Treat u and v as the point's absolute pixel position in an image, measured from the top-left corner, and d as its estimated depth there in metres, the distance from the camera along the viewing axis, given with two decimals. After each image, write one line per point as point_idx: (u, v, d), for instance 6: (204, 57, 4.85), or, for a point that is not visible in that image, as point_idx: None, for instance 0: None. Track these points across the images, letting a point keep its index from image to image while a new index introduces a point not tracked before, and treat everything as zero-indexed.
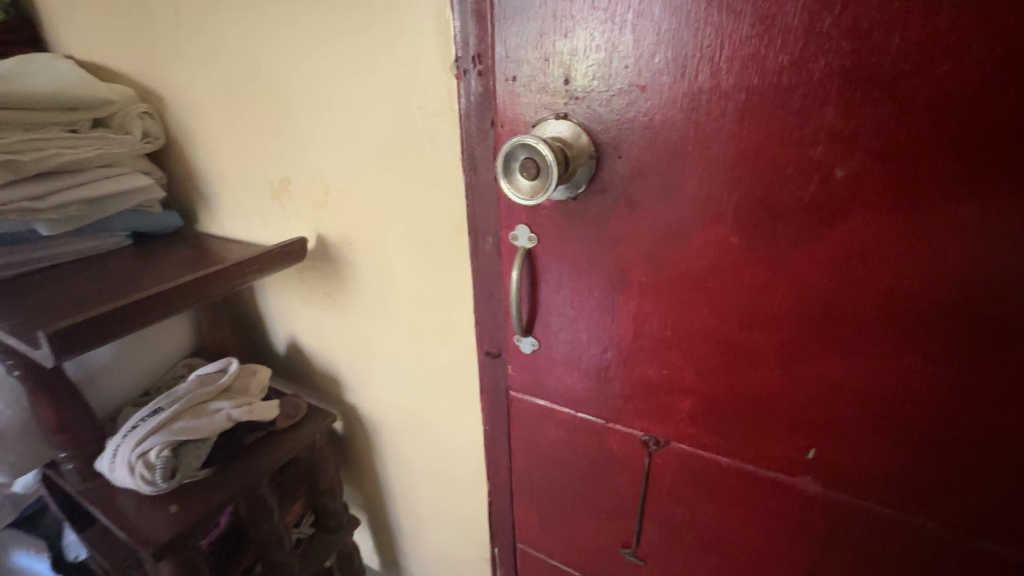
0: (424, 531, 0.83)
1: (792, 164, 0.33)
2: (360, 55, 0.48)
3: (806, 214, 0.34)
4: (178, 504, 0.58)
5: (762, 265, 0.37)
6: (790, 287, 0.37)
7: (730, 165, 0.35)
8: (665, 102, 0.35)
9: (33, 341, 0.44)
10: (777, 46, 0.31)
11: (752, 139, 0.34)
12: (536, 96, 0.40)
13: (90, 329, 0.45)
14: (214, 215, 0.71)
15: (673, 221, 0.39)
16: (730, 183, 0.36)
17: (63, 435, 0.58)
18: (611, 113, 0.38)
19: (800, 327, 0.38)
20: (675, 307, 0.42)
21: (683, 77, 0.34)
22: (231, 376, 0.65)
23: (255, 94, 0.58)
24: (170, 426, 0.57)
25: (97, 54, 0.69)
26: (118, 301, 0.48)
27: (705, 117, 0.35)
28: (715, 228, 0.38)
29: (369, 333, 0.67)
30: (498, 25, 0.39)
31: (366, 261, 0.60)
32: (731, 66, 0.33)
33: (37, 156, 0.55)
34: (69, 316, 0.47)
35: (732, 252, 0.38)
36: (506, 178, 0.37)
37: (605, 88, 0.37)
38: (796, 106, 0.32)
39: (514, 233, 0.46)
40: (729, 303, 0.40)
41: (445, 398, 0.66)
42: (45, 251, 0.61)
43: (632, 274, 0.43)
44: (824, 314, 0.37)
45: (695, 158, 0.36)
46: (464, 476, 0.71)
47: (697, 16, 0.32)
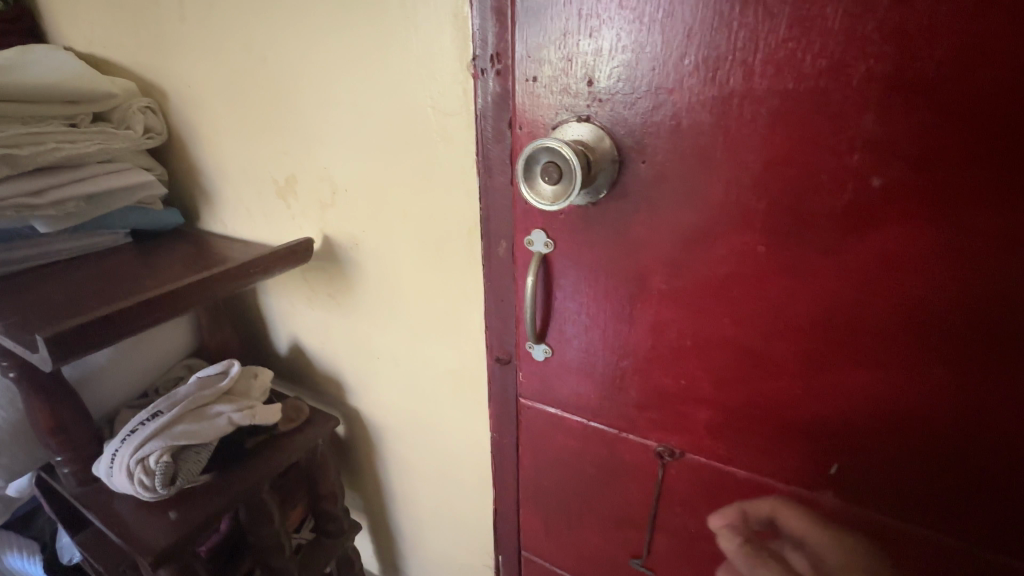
0: (426, 537, 0.81)
1: (826, 172, 0.32)
2: (372, 51, 0.46)
3: (837, 224, 0.33)
4: (178, 510, 0.57)
5: (789, 275, 0.36)
6: (816, 298, 0.36)
7: (760, 172, 0.34)
8: (692, 107, 0.34)
9: (31, 343, 0.43)
10: (815, 50, 0.30)
11: (784, 146, 0.33)
12: (557, 98, 0.39)
13: (91, 331, 0.43)
14: (217, 212, 0.70)
15: (698, 229, 0.38)
16: (758, 191, 0.35)
17: (58, 438, 0.57)
18: (635, 117, 0.36)
19: (825, 340, 0.37)
20: (695, 317, 0.41)
21: (713, 80, 0.33)
22: (232, 378, 0.64)
23: (260, 90, 0.56)
24: (170, 431, 0.56)
25: (98, 46, 0.67)
26: (119, 303, 0.47)
27: (735, 122, 0.33)
28: (742, 237, 0.36)
29: (374, 337, 0.65)
30: (520, 23, 0.38)
31: (373, 262, 0.59)
32: (765, 70, 0.31)
33: (36, 151, 0.54)
34: (67, 318, 0.46)
35: (758, 261, 0.37)
36: (527, 182, 0.36)
37: (630, 90, 0.36)
38: (833, 112, 0.31)
39: (530, 238, 0.45)
40: (753, 313, 0.39)
41: (451, 404, 0.64)
42: (43, 249, 0.59)
43: (651, 282, 0.41)
44: (850, 326, 0.36)
45: (723, 164, 0.35)
46: (469, 482, 0.70)
47: (731, 17, 0.31)
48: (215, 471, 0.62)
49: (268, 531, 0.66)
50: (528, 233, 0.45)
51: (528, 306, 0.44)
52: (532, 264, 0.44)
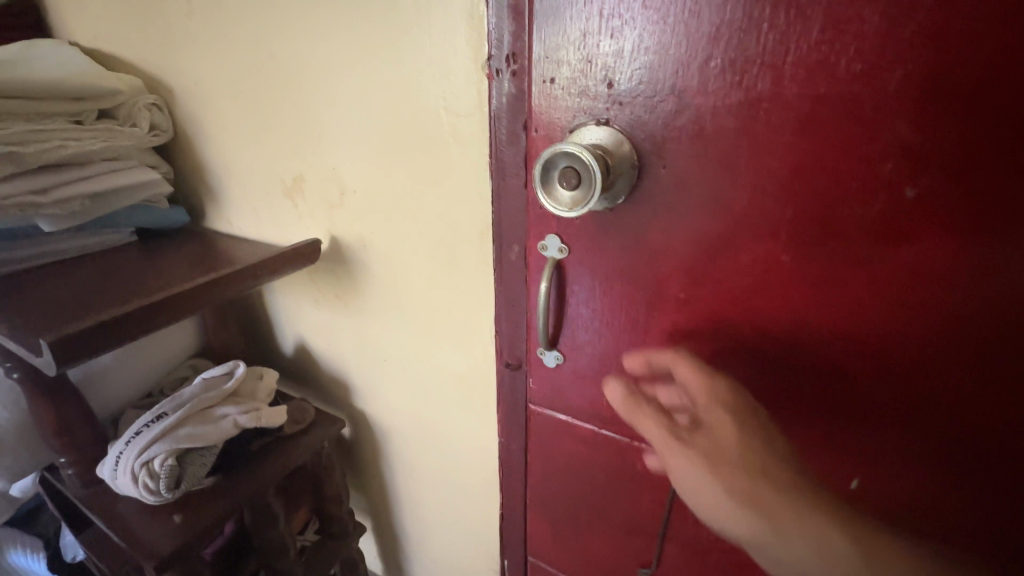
0: (430, 540, 0.81)
1: (857, 180, 0.31)
2: (384, 50, 0.45)
3: (866, 234, 0.32)
4: (182, 514, 0.56)
5: (814, 286, 0.35)
6: (841, 310, 0.35)
7: (787, 180, 0.33)
8: (717, 111, 0.33)
9: (35, 346, 0.42)
10: (849, 54, 0.29)
11: (813, 153, 0.31)
12: (575, 100, 0.38)
13: (95, 335, 0.43)
14: (223, 211, 0.69)
15: (719, 237, 0.36)
16: (784, 199, 0.33)
17: (63, 440, 0.56)
18: (657, 121, 0.35)
19: (850, 353, 0.36)
20: (714, 327, 0.40)
21: (741, 84, 0.32)
22: (238, 380, 0.63)
23: (268, 87, 0.55)
24: (175, 433, 0.55)
25: (104, 41, 0.66)
26: (124, 305, 0.46)
27: (761, 128, 0.32)
28: (766, 246, 0.35)
29: (381, 339, 0.65)
30: (538, 23, 0.37)
31: (381, 264, 0.58)
32: (795, 74, 0.30)
33: (41, 148, 0.53)
34: (71, 320, 0.45)
35: (782, 271, 0.36)
36: (544, 188, 0.35)
37: (652, 94, 0.35)
38: (866, 119, 0.29)
39: (544, 243, 0.44)
40: (774, 324, 0.38)
41: (458, 408, 0.63)
42: (48, 248, 0.59)
43: (669, 291, 0.40)
44: (877, 339, 0.34)
45: (747, 171, 0.34)
46: (475, 486, 0.69)
47: (762, 18, 0.30)
48: (221, 473, 0.61)
49: (273, 533, 0.66)
50: (542, 238, 0.44)
51: (541, 313, 0.43)
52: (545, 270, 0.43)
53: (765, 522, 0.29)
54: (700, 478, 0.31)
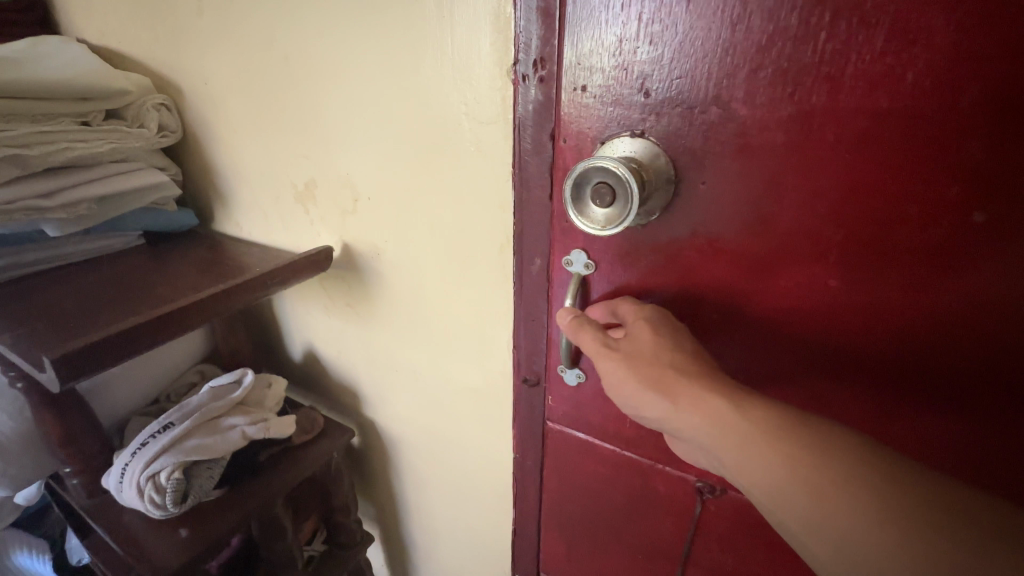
0: (439, 550, 0.79)
1: (916, 204, 0.29)
2: (403, 51, 0.43)
3: (924, 262, 0.30)
4: (189, 528, 0.54)
5: (863, 313, 0.32)
6: (894, 342, 0.32)
7: (838, 200, 0.30)
8: (764, 125, 0.31)
9: (38, 361, 0.40)
10: (918, 66, 0.26)
11: (868, 172, 0.29)
12: (607, 110, 0.35)
13: (101, 349, 0.41)
14: (232, 214, 0.67)
15: (760, 258, 0.34)
16: (834, 220, 0.31)
17: (68, 449, 0.55)
18: (696, 134, 0.33)
19: (900, 388, 0.33)
20: (750, 352, 0.38)
21: (792, 97, 0.29)
22: (246, 389, 0.61)
23: (281, 89, 0.53)
24: (181, 445, 0.54)
25: (112, 39, 0.64)
26: (130, 318, 0.44)
27: (813, 143, 0.30)
28: (811, 269, 0.33)
29: (393, 348, 0.63)
30: (570, 27, 0.34)
31: (395, 274, 0.56)
32: (854, 87, 0.28)
33: (45, 150, 0.51)
34: (77, 334, 0.43)
35: (828, 297, 0.33)
36: (574, 205, 0.33)
37: (692, 104, 0.32)
38: (931, 137, 0.27)
39: (569, 258, 0.42)
40: (816, 353, 0.35)
41: (472, 421, 0.62)
42: (53, 252, 0.57)
43: (701, 312, 0.38)
44: (932, 375, 0.32)
45: (794, 190, 0.31)
46: (487, 500, 0.68)
47: (819, 26, 0.27)
48: (228, 484, 0.60)
49: (281, 545, 0.64)
50: (566, 252, 0.42)
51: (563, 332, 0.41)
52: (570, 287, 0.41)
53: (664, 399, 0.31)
54: (617, 372, 0.33)
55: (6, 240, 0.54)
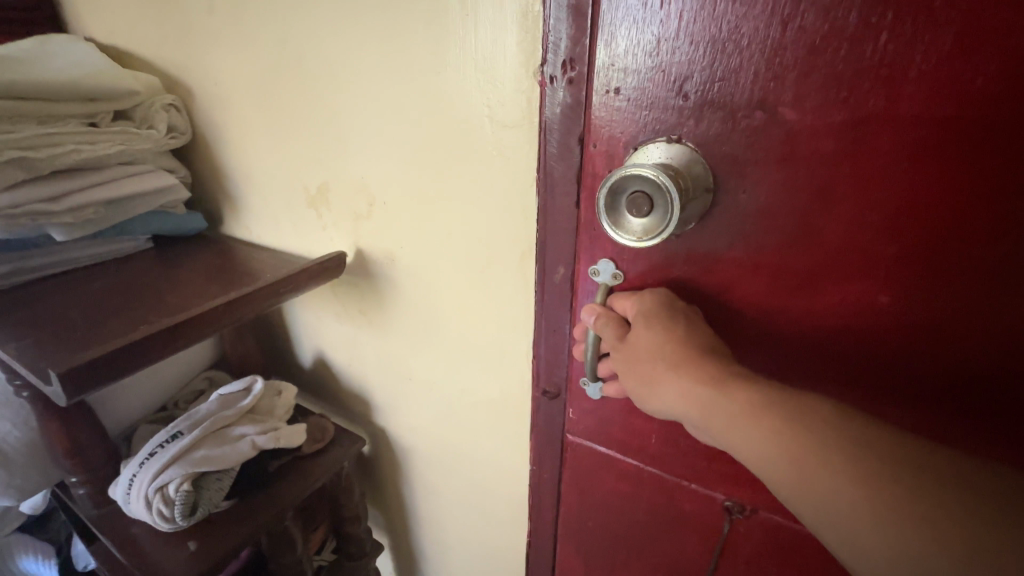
0: (450, 561, 0.78)
1: (981, 217, 0.26)
2: (424, 51, 0.42)
3: (991, 280, 0.27)
4: (198, 541, 0.53)
5: (916, 333, 0.30)
6: (954, 366, 0.30)
7: (892, 211, 0.28)
8: (814, 132, 0.29)
9: (44, 373, 0.39)
10: (989, 69, 0.24)
11: (928, 182, 0.27)
12: (642, 114, 0.34)
13: (110, 360, 0.40)
14: (242, 218, 0.65)
15: (803, 272, 0.32)
16: (888, 234, 0.29)
17: (75, 459, 0.53)
18: (739, 140, 0.31)
19: (957, 418, 0.30)
20: (789, 372, 0.35)
21: (846, 101, 0.27)
22: (255, 397, 0.60)
23: (294, 90, 0.52)
24: (190, 456, 0.52)
25: (121, 38, 0.63)
26: (138, 329, 0.43)
27: (867, 151, 0.28)
28: (859, 285, 0.31)
29: (406, 356, 0.61)
30: (604, 26, 0.33)
31: (410, 281, 0.54)
32: (917, 91, 0.26)
33: (52, 153, 0.50)
34: (85, 344, 0.42)
35: (877, 315, 0.31)
36: (611, 214, 0.32)
37: (735, 108, 0.30)
38: (1002, 146, 0.25)
39: (596, 268, 0.40)
40: (862, 374, 0.33)
41: (487, 431, 0.60)
42: (60, 257, 0.55)
43: (738, 327, 0.36)
44: (993, 404, 0.29)
45: (844, 200, 0.29)
46: (501, 512, 0.66)
47: (880, 26, 0.25)
48: (238, 495, 0.58)
49: (290, 557, 0.63)
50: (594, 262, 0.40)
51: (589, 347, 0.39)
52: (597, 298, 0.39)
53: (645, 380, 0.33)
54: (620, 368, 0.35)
55: (12, 245, 0.53)
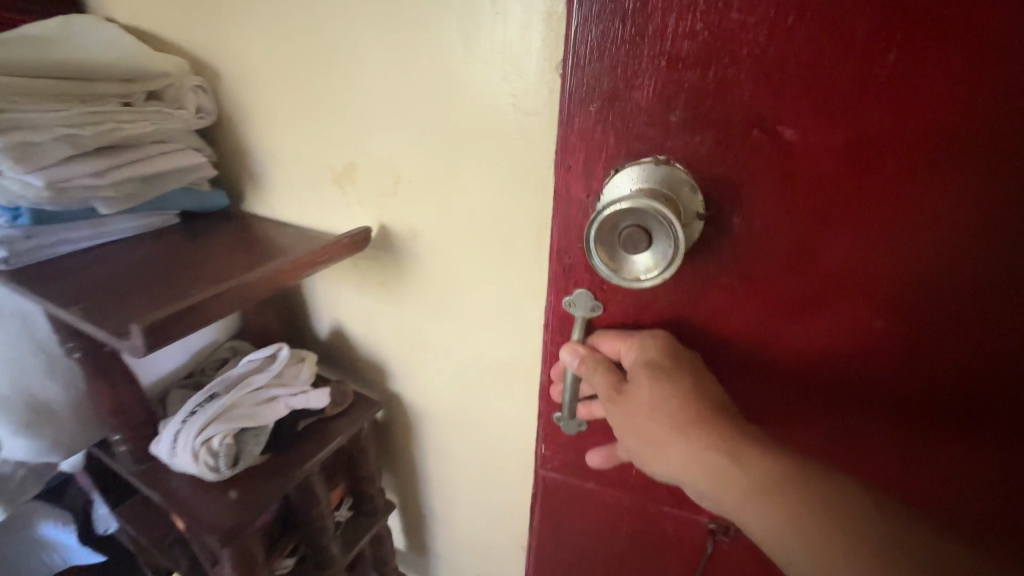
0: (458, 516, 0.85)
1: (944, 239, 0.31)
2: (455, 45, 0.46)
3: (963, 297, 0.32)
4: (238, 490, 0.58)
5: (887, 335, 0.36)
6: (922, 364, 0.35)
7: (872, 232, 0.33)
8: (814, 156, 0.32)
9: (119, 331, 0.43)
10: (961, 113, 0.28)
11: (902, 208, 0.31)
12: (633, 126, 0.36)
13: (174, 321, 0.44)
14: (264, 195, 0.69)
15: (789, 280, 0.37)
16: (877, 252, 0.33)
17: (119, 417, 0.58)
18: (732, 159, 0.34)
19: (910, 402, 0.37)
20: (770, 364, 0.40)
21: (837, 130, 0.31)
22: (283, 362, 0.64)
23: (325, 77, 0.56)
24: (229, 413, 0.57)
25: (145, 19, 0.65)
26: (193, 297, 0.46)
27: (853, 177, 0.32)
28: (841, 293, 0.35)
29: (423, 325, 0.66)
30: (603, 37, 0.34)
31: (430, 254, 0.59)
32: (900, 125, 0.30)
33: (96, 131, 0.53)
34: (149, 308, 0.46)
35: (854, 320, 0.36)
36: (610, 238, 0.35)
37: (725, 124, 0.33)
38: (964, 180, 0.30)
39: (572, 300, 0.44)
40: (838, 369, 0.38)
41: (498, 392, 0.66)
42: (100, 229, 0.59)
43: (725, 324, 0.40)
44: (941, 392, 0.35)
45: (829, 219, 0.34)
46: (509, 467, 0.72)
47: (875, 64, 0.29)
48: (271, 451, 0.63)
49: (315, 510, 0.69)
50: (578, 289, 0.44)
51: (568, 385, 0.44)
52: (575, 329, 0.45)
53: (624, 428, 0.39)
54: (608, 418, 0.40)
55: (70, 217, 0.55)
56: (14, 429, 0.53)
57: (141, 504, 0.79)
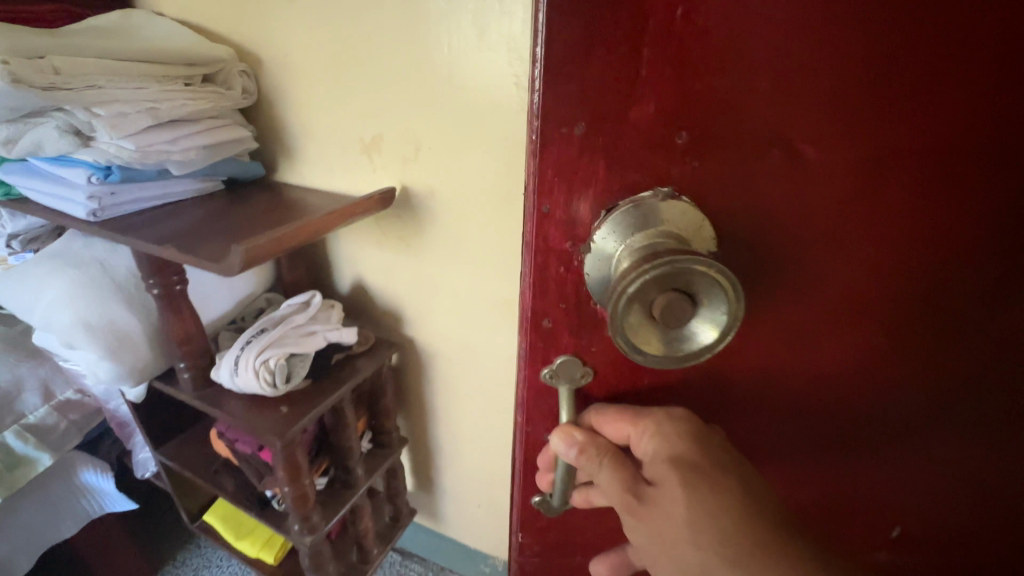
0: (463, 448, 0.98)
1: (942, 249, 0.32)
2: (472, 36, 0.60)
3: (941, 300, 0.34)
4: (288, 407, 0.71)
5: (888, 348, 0.36)
6: (912, 369, 0.36)
7: (878, 252, 0.32)
8: (825, 178, 0.30)
9: (216, 259, 0.54)
10: (958, 128, 0.29)
11: (907, 225, 0.32)
12: (631, 151, 0.30)
13: (261, 252, 0.54)
14: (296, 165, 0.80)
15: (799, 310, 0.35)
16: (874, 271, 0.33)
17: (185, 347, 0.68)
18: (741, 185, 0.31)
19: (901, 407, 0.38)
20: (772, 396, 0.38)
21: (855, 145, 0.29)
22: (317, 304, 0.76)
23: (359, 62, 0.68)
24: (281, 341, 0.69)
25: (191, 12, 0.75)
26: (268, 236, 0.56)
27: (866, 197, 0.31)
28: (848, 315, 0.35)
29: (437, 272, 0.79)
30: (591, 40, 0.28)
31: (445, 210, 0.72)
32: (914, 140, 0.29)
33: (170, 105, 0.64)
34: (233, 244, 0.57)
35: (856, 338, 0.36)
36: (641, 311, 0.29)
37: (740, 144, 0.29)
38: (959, 189, 0.30)
39: (555, 369, 0.38)
40: (837, 389, 0.38)
41: (501, 327, 0.79)
42: (165, 189, 0.69)
43: (726, 366, 0.37)
44: (929, 394, 0.37)
45: (839, 244, 0.32)
46: (509, 394, 0.86)
47: (892, 79, 0.27)
48: (311, 378, 0.75)
49: (345, 434, 0.81)
50: (562, 347, 0.37)
51: (561, 474, 0.39)
52: (563, 406, 0.38)
53: (651, 537, 0.36)
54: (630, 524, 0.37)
55: (144, 177, 0.65)
56: (101, 353, 0.64)
57: (179, 445, 0.88)
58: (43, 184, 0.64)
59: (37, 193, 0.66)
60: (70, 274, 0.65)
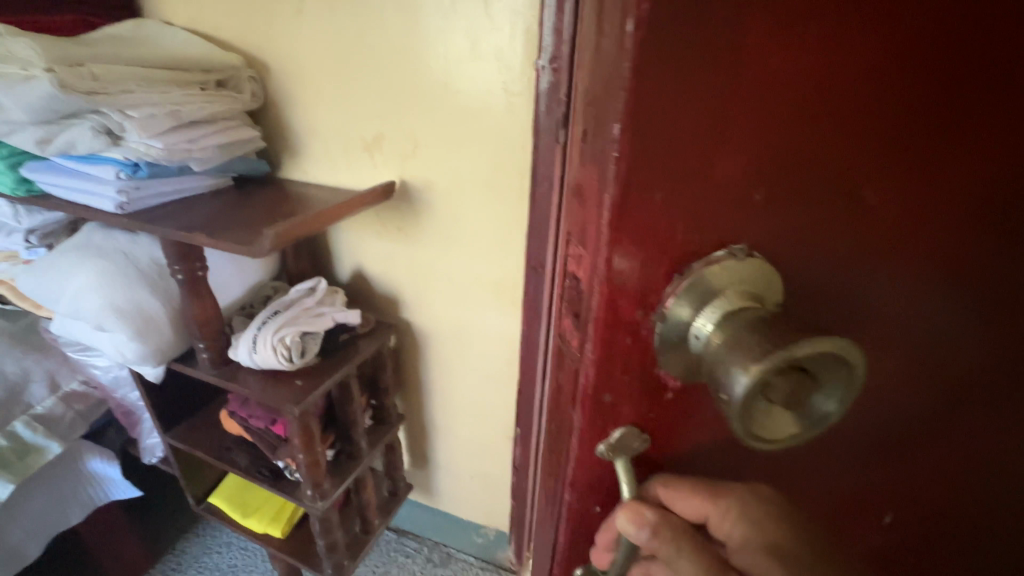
0: (456, 422, 1.07)
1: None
2: (465, 48, 0.69)
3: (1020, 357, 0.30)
4: (302, 380, 0.78)
5: (967, 408, 0.31)
6: (982, 429, 0.32)
7: (979, 305, 0.27)
8: (921, 230, 0.25)
9: (247, 242, 0.62)
10: None
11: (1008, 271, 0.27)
12: (726, 201, 0.24)
13: (285, 237, 0.63)
14: (299, 163, 0.87)
15: (882, 374, 0.29)
16: (960, 329, 0.28)
17: (205, 328, 0.75)
18: (837, 241, 0.25)
19: (962, 468, 0.34)
20: (827, 469, 0.33)
21: (966, 186, 0.24)
22: (323, 289, 0.84)
23: (362, 70, 0.76)
24: (294, 320, 0.77)
25: (200, 22, 0.82)
26: (290, 225, 0.65)
27: (968, 245, 0.26)
28: (929, 379, 0.30)
29: (433, 258, 0.87)
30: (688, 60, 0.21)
31: (441, 201, 0.81)
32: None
33: (191, 108, 0.70)
34: (259, 229, 0.65)
35: (925, 403, 0.31)
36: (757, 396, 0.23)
37: (845, 191, 0.24)
38: None
39: (615, 442, 0.30)
40: (902, 455, 0.33)
41: (491, 306, 0.89)
42: (182, 183, 0.74)
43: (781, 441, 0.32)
44: (991, 452, 0.33)
45: (932, 300, 0.27)
46: (499, 368, 0.96)
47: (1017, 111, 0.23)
48: (320, 355, 0.83)
49: (351, 407, 0.88)
50: (619, 419, 0.29)
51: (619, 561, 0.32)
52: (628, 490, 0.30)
53: None
54: None
55: (166, 173, 0.71)
56: (130, 334, 0.70)
57: (189, 428, 0.93)
58: (69, 180, 0.70)
59: (62, 189, 0.72)
60: (95, 263, 0.71)
